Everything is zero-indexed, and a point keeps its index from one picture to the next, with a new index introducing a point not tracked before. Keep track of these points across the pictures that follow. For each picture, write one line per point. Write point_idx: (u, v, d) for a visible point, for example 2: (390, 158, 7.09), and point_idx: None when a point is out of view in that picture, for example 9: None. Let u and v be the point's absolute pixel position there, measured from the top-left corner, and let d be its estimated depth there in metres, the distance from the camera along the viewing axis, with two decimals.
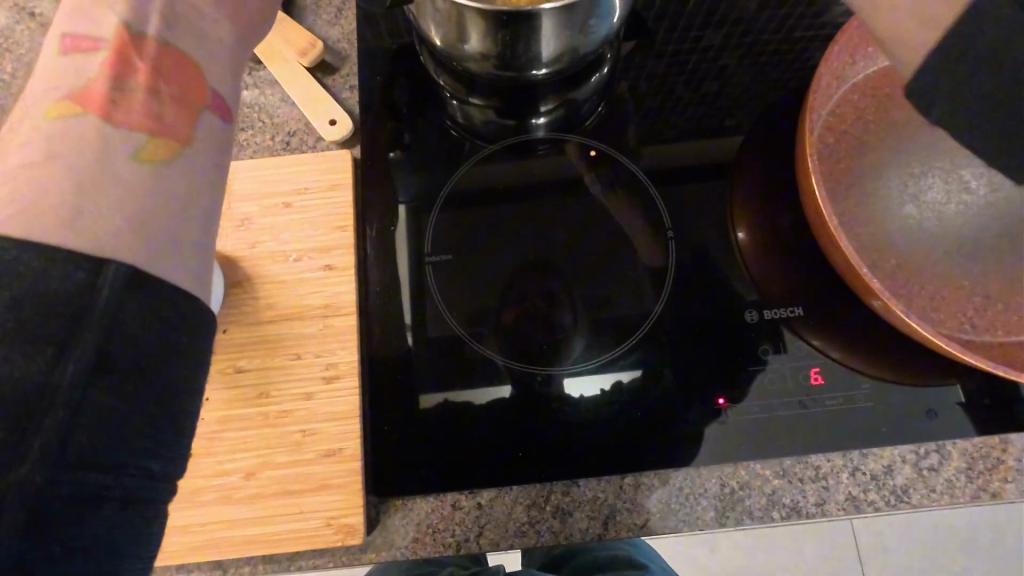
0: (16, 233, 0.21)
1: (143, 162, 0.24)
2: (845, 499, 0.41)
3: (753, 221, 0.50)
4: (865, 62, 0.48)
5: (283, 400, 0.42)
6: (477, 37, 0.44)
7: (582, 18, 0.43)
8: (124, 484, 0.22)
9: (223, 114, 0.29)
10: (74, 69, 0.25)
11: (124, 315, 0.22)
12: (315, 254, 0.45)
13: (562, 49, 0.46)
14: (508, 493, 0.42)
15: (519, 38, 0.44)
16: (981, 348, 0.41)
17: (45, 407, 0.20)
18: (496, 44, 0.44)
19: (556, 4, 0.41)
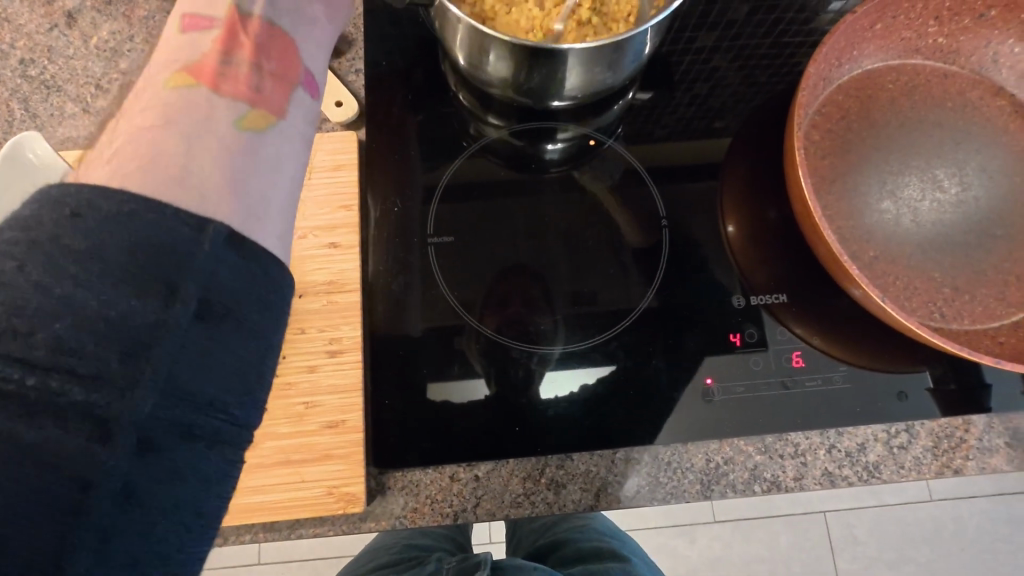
0: (142, 185, 0.25)
1: (243, 130, 0.28)
2: (821, 474, 0.44)
3: (742, 213, 0.53)
4: (850, 65, 0.51)
5: (286, 372, 0.42)
6: (501, 61, 0.46)
7: (606, 59, 0.44)
8: (212, 426, 0.25)
9: (312, 93, 0.33)
10: (190, 43, 0.29)
11: (224, 267, 0.25)
12: (319, 232, 0.46)
13: (585, 82, 0.47)
14: (505, 465, 0.43)
15: (543, 67, 0.45)
16: (948, 334, 0.45)
17: (156, 341, 0.23)
18: (518, 69, 0.46)
19: (582, 46, 0.42)
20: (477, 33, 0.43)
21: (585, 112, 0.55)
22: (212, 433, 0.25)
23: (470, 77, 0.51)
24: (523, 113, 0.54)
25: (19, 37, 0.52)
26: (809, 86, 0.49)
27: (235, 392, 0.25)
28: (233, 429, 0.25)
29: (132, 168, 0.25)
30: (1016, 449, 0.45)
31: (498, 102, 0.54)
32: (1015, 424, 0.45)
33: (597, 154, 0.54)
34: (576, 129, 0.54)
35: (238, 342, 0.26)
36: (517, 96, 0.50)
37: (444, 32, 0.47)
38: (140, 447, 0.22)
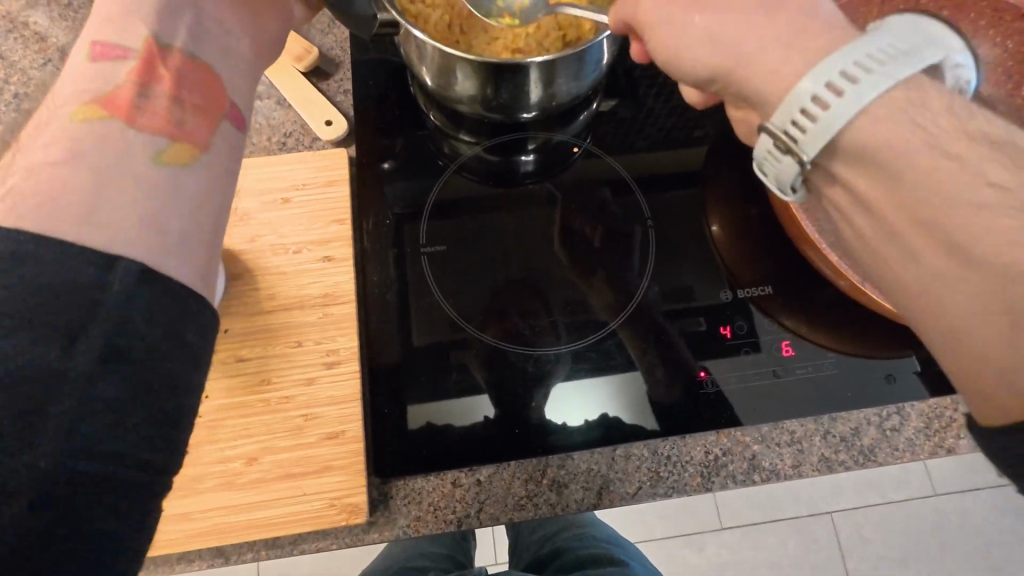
0: (45, 225, 0.25)
1: (159, 165, 0.29)
2: (818, 460, 0.45)
3: (724, 213, 0.54)
4: None
5: (284, 385, 0.43)
6: (465, 79, 0.48)
7: (566, 71, 0.47)
8: (123, 477, 0.24)
9: (236, 125, 0.34)
10: (104, 74, 0.30)
11: (132, 309, 0.25)
12: (313, 247, 0.46)
13: (548, 95, 0.50)
14: (505, 468, 0.43)
15: (506, 80, 0.47)
16: None
17: (57, 394, 0.23)
18: (483, 86, 0.48)
19: (542, 60, 0.45)
20: (439, 50, 0.45)
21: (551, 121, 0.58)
22: (123, 487, 0.24)
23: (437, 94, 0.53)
24: (495, 128, 0.56)
25: (13, 73, 0.53)
26: None
27: (162, 437, 0.26)
28: (151, 476, 0.25)
29: (35, 205, 0.25)
30: None
31: (470, 121, 0.56)
32: None
33: (576, 163, 0.56)
34: (547, 138, 0.57)
35: (156, 392, 0.25)
36: (487, 112, 0.53)
37: (410, 54, 0.49)
38: (39, 501, 0.22)
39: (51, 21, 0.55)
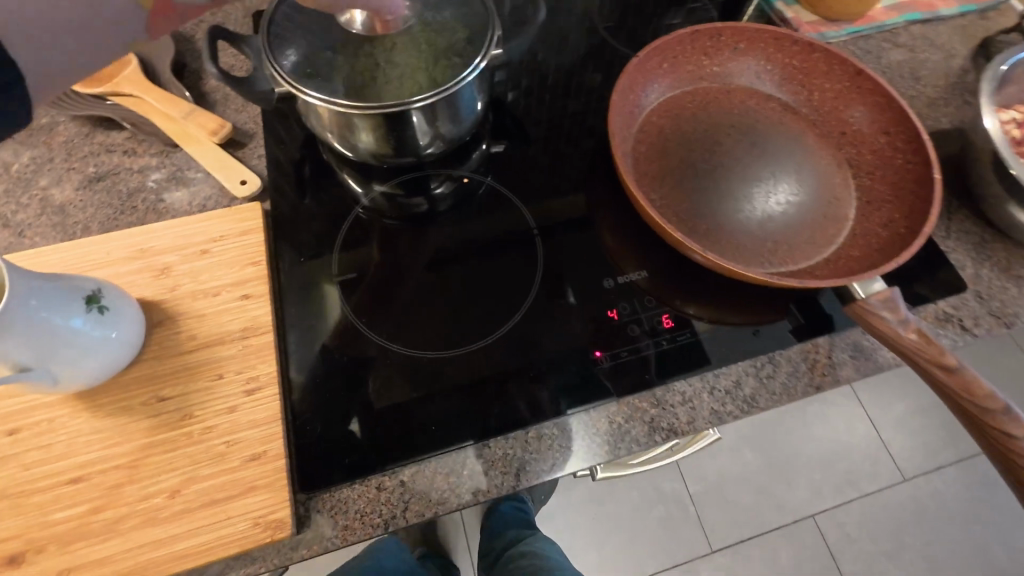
0: None
1: None
2: (709, 414, 0.50)
3: (603, 216, 0.62)
4: (654, 95, 0.65)
5: (207, 417, 0.45)
6: (361, 128, 0.55)
7: (445, 107, 0.55)
8: None
9: None
10: None
11: None
12: (231, 288, 0.51)
13: (436, 130, 0.58)
14: (427, 465, 0.46)
15: (396, 124, 0.55)
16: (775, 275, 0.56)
17: None
18: (378, 130, 0.55)
19: (421, 100, 0.52)
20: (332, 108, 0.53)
21: (448, 161, 0.66)
22: None
23: (341, 149, 0.60)
24: (398, 169, 0.64)
25: None
26: (624, 112, 0.62)
27: None
28: None
29: None
30: (859, 359, 0.53)
31: (377, 170, 0.64)
32: (853, 339, 0.54)
33: (474, 192, 0.64)
34: (446, 175, 0.65)
35: None
36: (388, 157, 0.60)
37: (311, 118, 0.57)
38: None
39: None
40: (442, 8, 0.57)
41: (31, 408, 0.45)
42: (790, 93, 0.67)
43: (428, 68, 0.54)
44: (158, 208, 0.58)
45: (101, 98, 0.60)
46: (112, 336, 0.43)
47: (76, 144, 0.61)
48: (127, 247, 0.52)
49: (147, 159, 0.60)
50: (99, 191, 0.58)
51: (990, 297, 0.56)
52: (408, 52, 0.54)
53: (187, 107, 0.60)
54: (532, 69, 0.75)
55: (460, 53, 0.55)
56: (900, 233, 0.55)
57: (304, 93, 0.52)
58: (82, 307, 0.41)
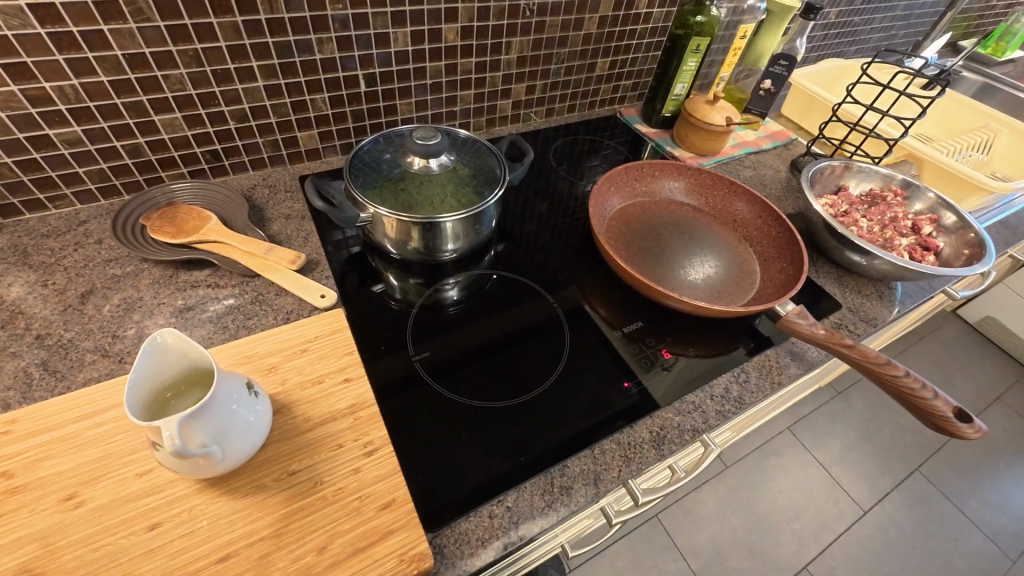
0: None
1: None
2: (717, 413, 0.67)
3: (598, 290, 0.84)
4: (610, 205, 0.93)
5: (336, 481, 0.53)
6: (414, 236, 0.75)
7: (473, 223, 0.77)
8: None
9: None
10: None
11: None
12: (335, 374, 0.62)
13: (464, 237, 0.79)
14: (525, 490, 0.57)
15: (435, 232, 0.75)
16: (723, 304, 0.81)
17: None
18: (423, 238, 0.76)
19: (455, 215, 0.74)
20: (393, 220, 0.73)
21: (472, 265, 0.86)
22: None
23: (390, 249, 0.80)
24: (424, 270, 0.84)
25: (35, 320, 0.64)
26: (596, 217, 0.88)
27: None
28: None
29: None
30: (798, 360, 0.75)
31: (416, 267, 0.84)
32: (789, 348, 0.77)
33: (496, 285, 0.83)
34: (472, 275, 0.84)
35: None
36: (426, 256, 0.80)
37: (373, 228, 0.76)
38: None
39: (68, 279, 0.70)
40: (462, 158, 0.82)
41: (168, 502, 0.49)
42: (694, 198, 0.99)
43: (454, 194, 0.77)
44: (247, 324, 0.68)
45: (188, 244, 0.73)
46: (251, 419, 0.51)
47: (162, 284, 0.71)
48: (235, 354, 0.62)
49: (229, 289, 0.72)
50: (189, 318, 0.68)
51: (857, 310, 0.84)
52: (438, 182, 0.77)
53: (267, 246, 0.75)
54: (515, 202, 1.02)
55: (479, 187, 0.78)
56: (790, 274, 0.83)
57: (375, 210, 0.72)
58: (244, 387, 0.51)
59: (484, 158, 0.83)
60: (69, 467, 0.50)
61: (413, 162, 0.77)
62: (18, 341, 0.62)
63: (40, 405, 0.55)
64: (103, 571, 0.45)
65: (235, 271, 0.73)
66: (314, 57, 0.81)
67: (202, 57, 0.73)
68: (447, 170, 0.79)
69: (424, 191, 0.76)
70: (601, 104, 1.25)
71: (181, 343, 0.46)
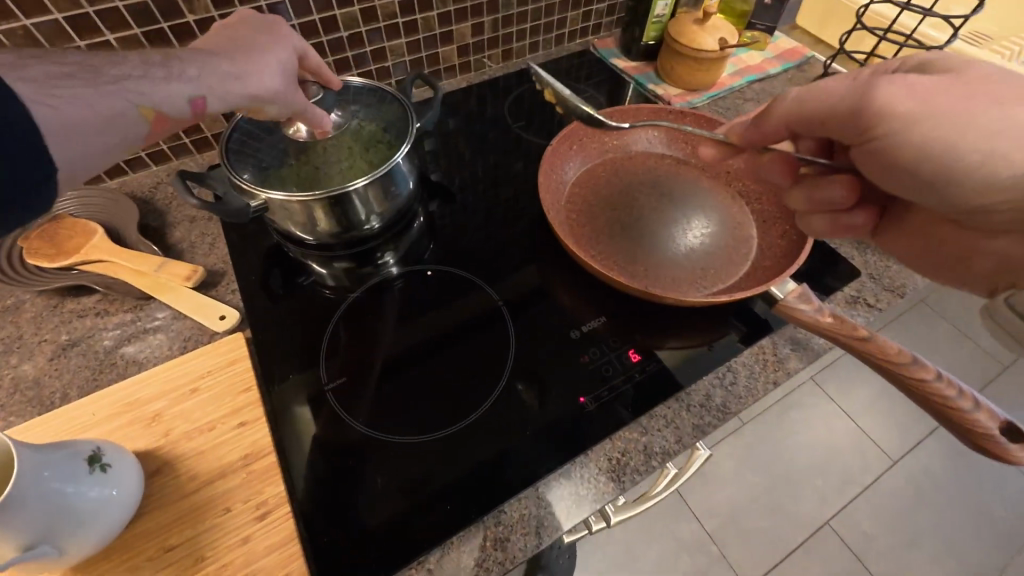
0: None
1: None
2: (693, 429, 0.55)
3: (559, 277, 0.70)
4: (572, 170, 0.78)
5: (219, 555, 0.45)
6: (322, 215, 0.63)
7: (389, 185, 0.66)
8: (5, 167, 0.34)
9: None
10: None
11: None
12: (228, 417, 0.52)
13: (383, 203, 0.67)
14: (450, 547, 0.48)
15: (346, 207, 0.63)
16: (707, 283, 0.67)
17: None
18: (336, 214, 0.64)
19: (364, 180, 0.61)
20: (293, 203, 0.60)
21: (410, 258, 0.73)
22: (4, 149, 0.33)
23: (303, 237, 0.68)
24: (351, 253, 0.73)
25: None
26: (551, 189, 0.73)
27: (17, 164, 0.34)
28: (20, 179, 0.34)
29: None
30: (800, 350, 0.62)
31: (339, 252, 0.73)
32: (789, 335, 0.63)
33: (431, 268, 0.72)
34: (407, 249, 0.74)
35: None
36: (345, 235, 0.68)
37: (272, 215, 0.64)
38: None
39: None
40: (365, 113, 0.69)
41: None
42: (678, 147, 0.81)
43: (360, 155, 0.65)
44: (138, 358, 0.59)
45: (68, 268, 0.62)
46: (103, 500, 0.42)
47: (44, 316, 0.62)
48: (112, 403, 0.52)
49: (121, 315, 0.63)
50: (75, 357, 0.59)
51: (880, 276, 0.68)
52: (338, 146, 0.64)
53: (157, 261, 0.63)
54: (463, 171, 0.87)
55: (388, 141, 0.66)
56: (794, 240, 0.67)
57: (266, 196, 0.59)
58: (86, 467, 0.42)
59: (390, 107, 0.70)
60: None
61: (299, 130, 0.62)
62: None
63: None
64: None
65: (125, 294, 0.63)
66: (186, 20, 0.68)
67: (37, 35, 0.61)
68: (348, 131, 0.66)
69: (325, 160, 0.63)
70: (571, 37, 1.05)
71: None
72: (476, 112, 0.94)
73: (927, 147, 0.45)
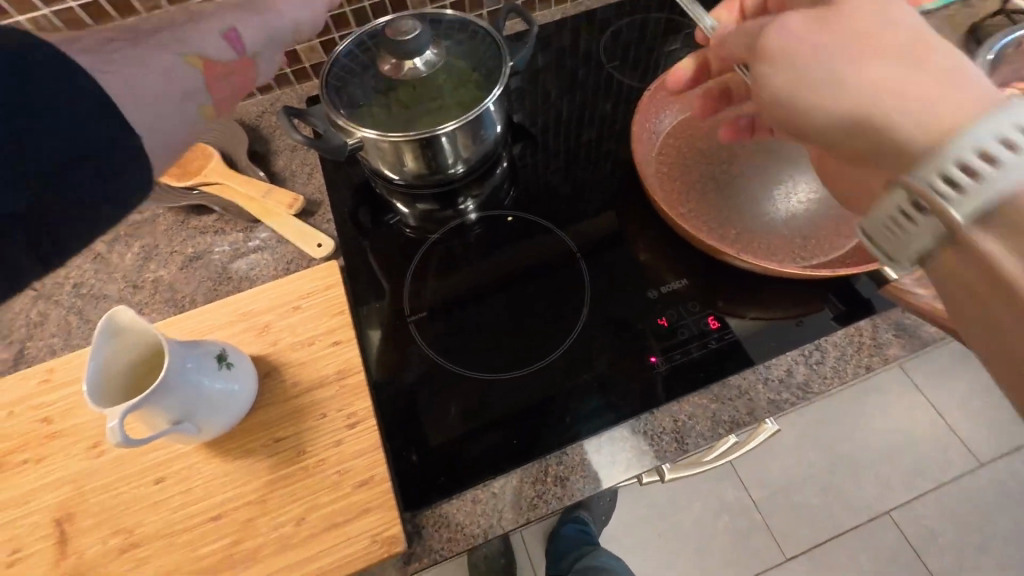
0: None
1: None
2: (768, 403, 0.54)
3: (643, 236, 0.68)
4: (669, 119, 0.72)
5: (317, 452, 0.51)
6: (412, 157, 0.65)
7: (476, 130, 0.65)
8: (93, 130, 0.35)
9: None
10: None
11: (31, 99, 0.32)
12: (324, 336, 0.58)
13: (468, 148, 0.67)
14: (514, 476, 0.51)
15: (433, 150, 0.64)
16: (806, 254, 0.61)
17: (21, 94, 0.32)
18: (424, 157, 0.65)
19: (453, 124, 0.61)
20: (385, 143, 0.62)
21: (491, 203, 0.74)
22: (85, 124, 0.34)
23: (391, 175, 0.70)
24: (435, 195, 0.74)
25: (72, 271, 0.68)
26: (643, 139, 0.69)
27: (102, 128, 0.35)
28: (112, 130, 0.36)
29: None
30: (904, 337, 0.56)
31: (423, 193, 0.74)
32: (895, 319, 0.57)
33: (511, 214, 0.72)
34: (488, 194, 0.75)
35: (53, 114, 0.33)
36: (431, 177, 0.70)
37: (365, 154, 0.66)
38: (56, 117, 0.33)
39: None
40: (458, 52, 0.67)
41: (171, 458, 0.52)
42: None
43: (449, 96, 0.64)
44: (249, 275, 0.66)
45: (191, 189, 0.69)
46: (228, 393, 0.50)
47: (174, 230, 0.71)
48: (231, 312, 0.60)
49: (235, 235, 0.70)
50: (198, 268, 0.67)
51: None
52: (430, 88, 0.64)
53: (265, 187, 0.69)
54: (549, 112, 0.83)
55: (478, 84, 0.65)
56: None
57: (361, 135, 0.61)
58: (215, 364, 0.49)
59: (483, 46, 0.67)
60: (92, 418, 0.54)
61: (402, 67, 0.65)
62: (60, 290, 0.67)
63: (67, 357, 0.59)
64: (120, 516, 0.50)
65: (237, 216, 0.70)
66: None
67: None
68: (440, 70, 0.65)
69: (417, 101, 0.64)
70: None
71: (138, 323, 0.45)
72: (568, 47, 0.89)
73: (780, 88, 0.42)
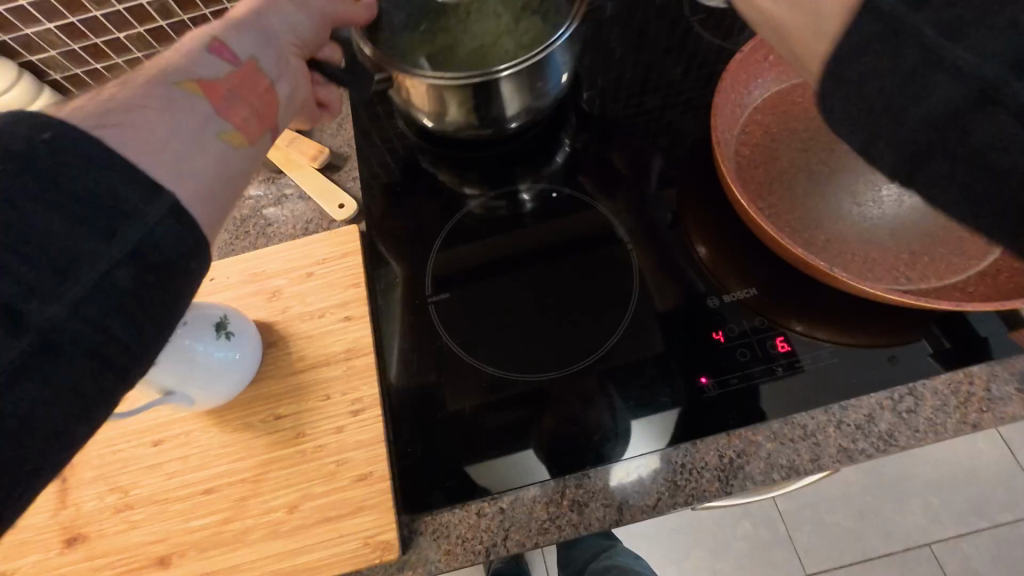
0: None
1: None
2: (837, 451, 0.45)
3: (707, 231, 0.58)
4: (760, 89, 0.59)
5: (318, 436, 0.47)
6: (459, 104, 0.55)
7: (535, 79, 0.55)
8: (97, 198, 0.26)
9: None
10: None
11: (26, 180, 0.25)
12: (336, 309, 0.53)
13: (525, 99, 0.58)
14: (526, 493, 0.46)
15: (486, 95, 0.55)
16: (917, 275, 0.49)
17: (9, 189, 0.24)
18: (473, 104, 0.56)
19: (513, 66, 0.51)
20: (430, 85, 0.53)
21: (537, 174, 0.64)
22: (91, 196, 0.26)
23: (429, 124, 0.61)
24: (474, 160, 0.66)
25: None
26: (725, 113, 0.57)
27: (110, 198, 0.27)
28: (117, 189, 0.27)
29: None
30: None
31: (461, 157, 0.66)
32: (1019, 369, 0.46)
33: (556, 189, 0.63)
34: (533, 164, 0.66)
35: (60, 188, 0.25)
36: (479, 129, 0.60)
37: (404, 98, 0.57)
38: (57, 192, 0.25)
39: None
40: None
41: (171, 420, 0.50)
42: None
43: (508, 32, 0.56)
44: (266, 231, 0.62)
45: None
46: (227, 365, 0.46)
47: None
48: (242, 271, 0.55)
49: (255, 184, 0.64)
50: None
51: None
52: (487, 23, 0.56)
53: (290, 135, 0.64)
54: (615, 70, 0.71)
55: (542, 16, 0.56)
56: None
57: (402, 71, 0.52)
58: (213, 333, 0.45)
59: None
60: None
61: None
62: None
63: None
64: (116, 474, 0.48)
65: (259, 164, 0.64)
66: None
67: None
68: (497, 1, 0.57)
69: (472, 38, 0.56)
70: None
71: None
72: None
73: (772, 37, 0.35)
